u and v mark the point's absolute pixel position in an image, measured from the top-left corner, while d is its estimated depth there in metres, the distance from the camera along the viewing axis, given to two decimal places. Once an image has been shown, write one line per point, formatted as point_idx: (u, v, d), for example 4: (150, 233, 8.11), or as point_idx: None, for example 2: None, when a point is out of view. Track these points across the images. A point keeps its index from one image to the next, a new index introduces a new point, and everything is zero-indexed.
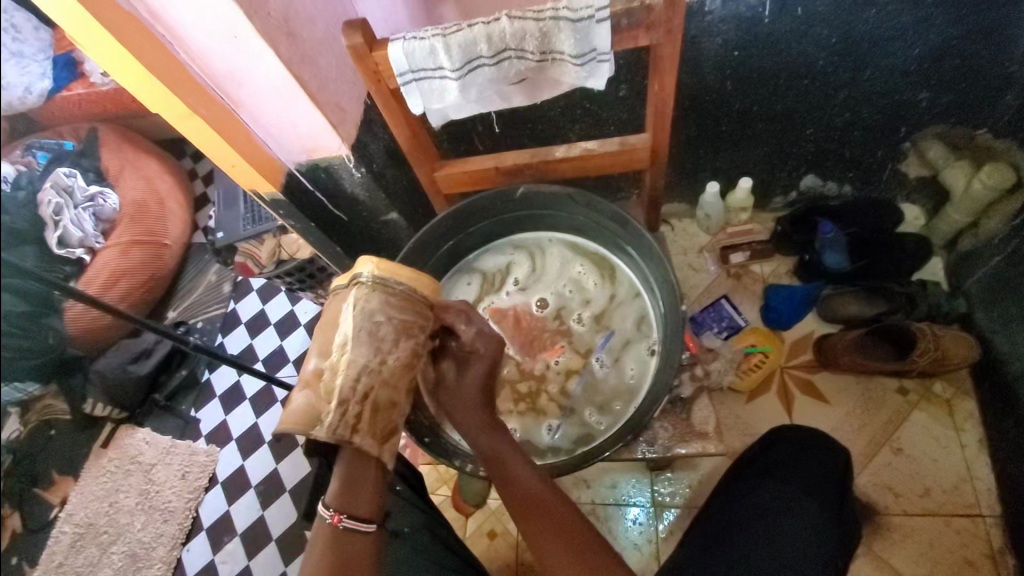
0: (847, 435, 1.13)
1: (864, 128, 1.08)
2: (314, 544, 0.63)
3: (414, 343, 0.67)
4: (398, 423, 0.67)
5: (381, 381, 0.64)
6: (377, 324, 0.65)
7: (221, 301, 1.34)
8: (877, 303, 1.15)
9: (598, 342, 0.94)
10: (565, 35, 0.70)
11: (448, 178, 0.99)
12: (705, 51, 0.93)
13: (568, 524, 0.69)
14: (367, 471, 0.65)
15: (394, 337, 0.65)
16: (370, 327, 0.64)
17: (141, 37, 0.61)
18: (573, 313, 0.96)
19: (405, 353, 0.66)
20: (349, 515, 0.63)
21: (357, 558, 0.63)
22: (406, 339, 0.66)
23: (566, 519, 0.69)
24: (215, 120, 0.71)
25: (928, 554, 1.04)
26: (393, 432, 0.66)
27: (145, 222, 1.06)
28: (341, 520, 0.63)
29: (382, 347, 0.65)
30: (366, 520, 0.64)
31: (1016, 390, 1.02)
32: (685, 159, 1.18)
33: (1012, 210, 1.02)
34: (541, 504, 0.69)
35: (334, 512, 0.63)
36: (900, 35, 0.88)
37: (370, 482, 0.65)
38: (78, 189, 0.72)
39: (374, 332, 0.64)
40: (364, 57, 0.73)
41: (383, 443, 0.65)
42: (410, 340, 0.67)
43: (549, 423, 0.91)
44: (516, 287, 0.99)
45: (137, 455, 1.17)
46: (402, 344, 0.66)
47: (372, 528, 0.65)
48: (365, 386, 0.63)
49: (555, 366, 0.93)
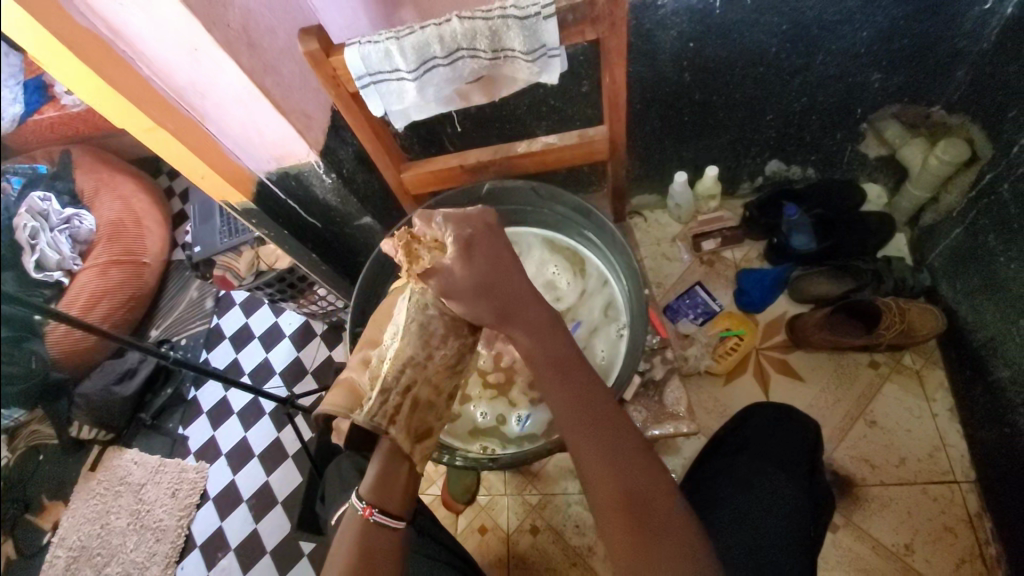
0: (822, 412, 1.16)
1: (820, 112, 1.11)
2: (344, 535, 0.64)
3: (460, 343, 0.76)
4: (430, 427, 0.73)
5: (422, 377, 0.73)
6: (427, 318, 0.74)
7: (204, 318, 1.21)
8: (845, 281, 1.18)
9: None
10: (514, 32, 0.72)
11: (415, 179, 1.02)
12: (660, 44, 0.95)
13: (641, 495, 0.59)
14: (398, 469, 0.69)
15: (442, 334, 0.74)
16: (420, 324, 0.74)
17: (101, 54, 0.61)
18: None
19: (448, 353, 0.75)
20: (380, 510, 0.64)
21: (380, 549, 0.63)
22: (453, 339, 0.75)
23: (640, 488, 0.60)
24: (181, 131, 0.72)
25: (908, 522, 1.06)
26: (425, 435, 0.73)
27: (120, 243, 1.06)
28: (372, 513, 0.63)
29: (429, 342, 0.74)
30: (396, 516, 0.65)
31: (981, 356, 1.05)
32: (653, 151, 1.21)
33: (968, 182, 1.06)
34: (620, 468, 0.60)
35: (366, 505, 0.64)
36: (847, 20, 0.92)
37: (401, 481, 0.68)
38: (53, 212, 0.72)
39: (423, 329, 0.73)
40: (321, 62, 0.75)
41: (416, 441, 0.71)
42: (456, 341, 0.75)
43: (519, 413, 0.93)
44: None
45: (126, 475, 1.02)
46: (444, 346, 0.75)
47: (402, 525, 0.65)
48: (407, 378, 0.72)
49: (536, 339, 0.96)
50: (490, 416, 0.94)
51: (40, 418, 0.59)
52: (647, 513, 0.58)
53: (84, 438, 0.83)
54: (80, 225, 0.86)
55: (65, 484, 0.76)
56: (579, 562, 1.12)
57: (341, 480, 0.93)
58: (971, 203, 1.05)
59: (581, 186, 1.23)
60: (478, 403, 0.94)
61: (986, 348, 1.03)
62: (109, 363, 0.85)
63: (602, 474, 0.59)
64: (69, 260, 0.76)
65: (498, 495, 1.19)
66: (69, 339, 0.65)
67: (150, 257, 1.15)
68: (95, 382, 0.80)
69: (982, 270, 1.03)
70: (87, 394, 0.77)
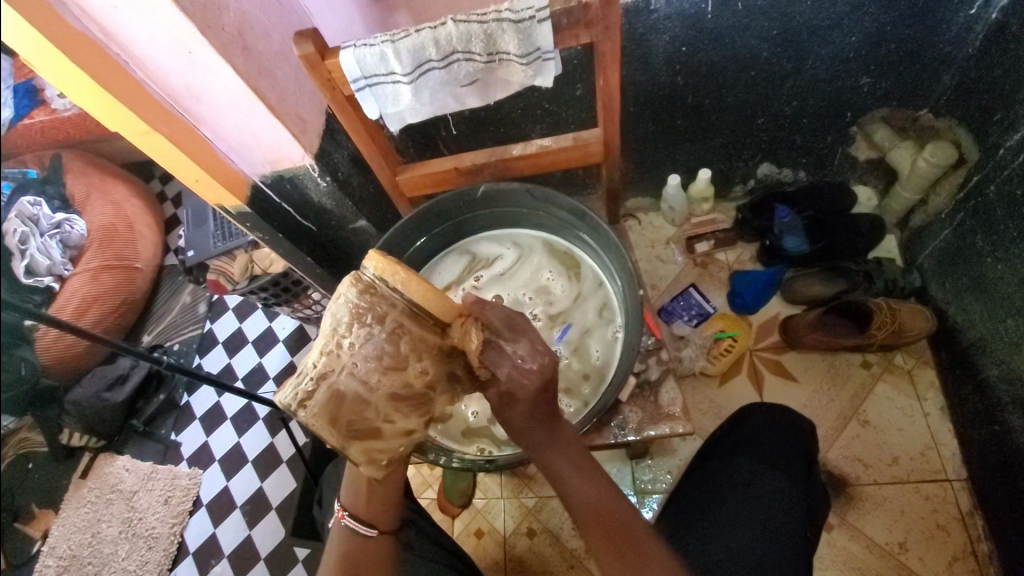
0: (815, 412, 1.17)
1: (811, 116, 1.12)
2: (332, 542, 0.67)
3: (378, 332, 0.59)
4: (372, 426, 0.60)
5: (342, 367, 0.59)
6: (338, 306, 0.60)
7: (198, 322, 1.17)
8: (837, 282, 1.18)
9: (555, 336, 0.96)
10: (509, 36, 0.73)
11: (411, 181, 1.02)
12: (653, 48, 0.96)
13: (619, 519, 0.62)
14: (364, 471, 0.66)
15: (349, 320, 0.59)
16: (336, 315, 0.60)
17: (94, 56, 0.61)
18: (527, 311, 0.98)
19: (372, 343, 0.59)
20: (351, 514, 0.66)
21: (356, 553, 0.66)
22: (361, 325, 0.59)
23: (615, 510, 0.62)
24: (175, 133, 0.72)
25: (900, 520, 1.07)
26: (365, 434, 0.60)
27: (114, 248, 0.92)
28: (342, 515, 0.66)
29: (339, 330, 0.59)
30: (367, 524, 0.66)
31: (971, 356, 1.06)
32: (646, 155, 1.22)
33: (957, 183, 1.07)
34: (591, 494, 0.62)
35: (342, 508, 0.67)
36: (836, 25, 0.93)
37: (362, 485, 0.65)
38: (44, 216, 0.68)
39: (331, 317, 0.59)
40: (317, 64, 0.76)
41: (348, 438, 0.60)
42: (374, 330, 0.59)
43: None
44: (476, 287, 1.00)
45: (118, 483, 0.94)
46: (353, 330, 0.59)
47: (373, 533, 0.67)
48: (323, 366, 0.59)
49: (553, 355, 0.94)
50: (482, 416, 0.95)
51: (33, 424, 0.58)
52: (626, 532, 0.61)
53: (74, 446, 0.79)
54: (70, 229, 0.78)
55: (58, 491, 0.75)
56: (575, 564, 1.12)
57: (337, 484, 0.93)
58: (960, 205, 1.07)
59: (576, 189, 1.24)
60: (471, 402, 0.95)
61: (976, 348, 1.05)
62: (101, 370, 0.82)
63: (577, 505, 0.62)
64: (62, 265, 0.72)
65: (494, 498, 1.18)
66: (59, 344, 0.64)
67: (146, 261, 1.04)
68: (88, 387, 0.76)
69: (971, 271, 1.05)
70: (79, 402, 0.73)
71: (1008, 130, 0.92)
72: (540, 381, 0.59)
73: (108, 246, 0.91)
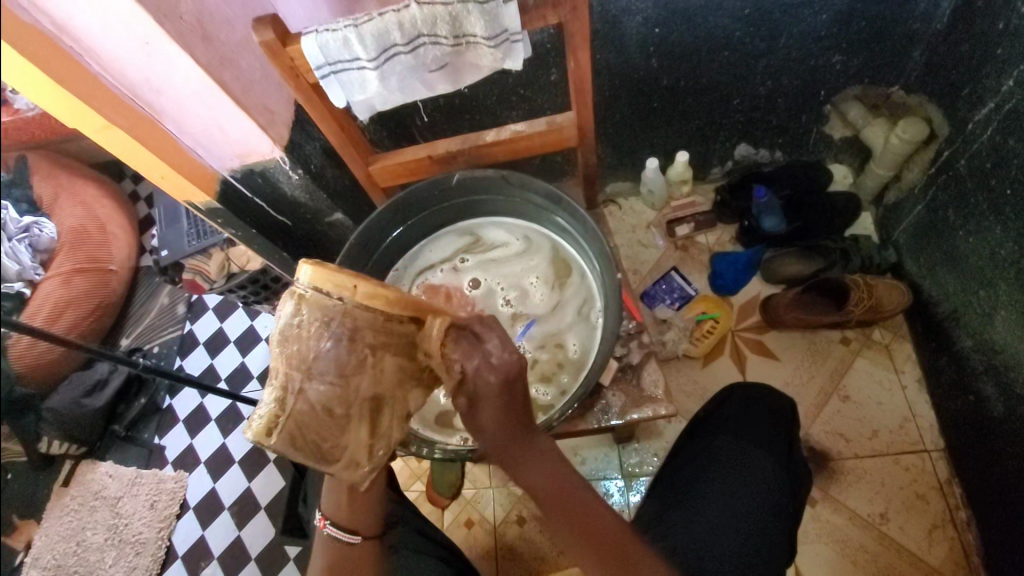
0: (797, 389, 1.18)
1: (785, 96, 1.13)
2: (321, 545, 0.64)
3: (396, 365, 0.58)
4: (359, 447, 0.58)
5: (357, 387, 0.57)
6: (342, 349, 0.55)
7: (177, 322, 1.05)
8: (815, 261, 1.19)
9: (519, 330, 0.95)
10: (474, 18, 0.72)
11: (382, 172, 1.01)
12: (626, 30, 0.96)
13: (591, 517, 0.57)
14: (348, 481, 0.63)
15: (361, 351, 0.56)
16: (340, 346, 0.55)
17: (53, 50, 0.57)
18: (498, 298, 0.97)
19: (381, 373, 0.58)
20: (333, 521, 0.64)
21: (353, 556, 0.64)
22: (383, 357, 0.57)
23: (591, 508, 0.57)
24: (137, 131, 0.69)
25: (881, 492, 1.09)
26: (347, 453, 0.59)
27: (83, 250, 0.69)
28: (326, 525, 0.63)
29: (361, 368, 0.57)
30: (349, 530, 0.63)
31: (946, 328, 1.08)
32: (625, 140, 1.22)
33: (929, 159, 1.08)
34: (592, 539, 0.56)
35: (321, 516, 0.64)
36: (807, 4, 0.94)
37: (342, 493, 0.62)
38: (13, 218, 0.50)
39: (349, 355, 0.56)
40: (278, 53, 0.74)
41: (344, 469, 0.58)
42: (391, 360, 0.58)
43: None
44: (450, 266, 1.00)
45: (100, 490, 0.84)
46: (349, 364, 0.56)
47: (357, 540, 0.64)
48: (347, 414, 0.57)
49: (523, 350, 0.94)
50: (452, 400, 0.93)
51: (35, 444, 0.55)
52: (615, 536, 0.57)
53: (56, 456, 0.62)
54: (41, 235, 0.57)
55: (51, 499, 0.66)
56: None
57: (323, 479, 0.93)
58: (931, 179, 1.08)
59: (555, 176, 1.24)
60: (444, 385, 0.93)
61: (950, 321, 1.06)
62: (76, 376, 0.67)
63: (545, 504, 0.56)
64: (34, 269, 0.55)
65: (483, 488, 1.19)
66: (36, 351, 0.55)
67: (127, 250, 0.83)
68: (68, 394, 0.65)
69: (943, 245, 1.06)
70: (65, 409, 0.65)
71: (976, 105, 0.93)
72: (501, 378, 0.57)
73: (79, 249, 0.68)
